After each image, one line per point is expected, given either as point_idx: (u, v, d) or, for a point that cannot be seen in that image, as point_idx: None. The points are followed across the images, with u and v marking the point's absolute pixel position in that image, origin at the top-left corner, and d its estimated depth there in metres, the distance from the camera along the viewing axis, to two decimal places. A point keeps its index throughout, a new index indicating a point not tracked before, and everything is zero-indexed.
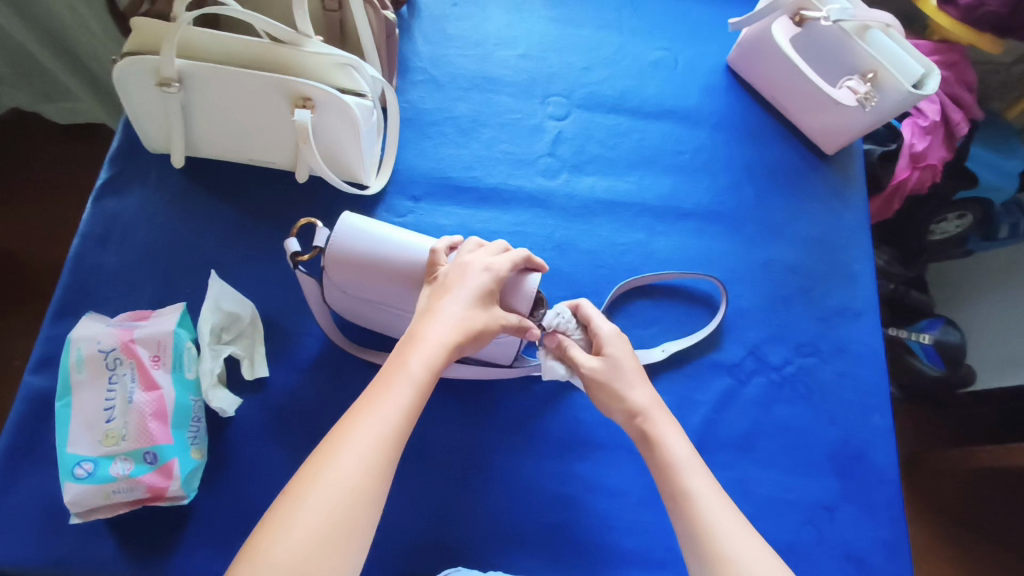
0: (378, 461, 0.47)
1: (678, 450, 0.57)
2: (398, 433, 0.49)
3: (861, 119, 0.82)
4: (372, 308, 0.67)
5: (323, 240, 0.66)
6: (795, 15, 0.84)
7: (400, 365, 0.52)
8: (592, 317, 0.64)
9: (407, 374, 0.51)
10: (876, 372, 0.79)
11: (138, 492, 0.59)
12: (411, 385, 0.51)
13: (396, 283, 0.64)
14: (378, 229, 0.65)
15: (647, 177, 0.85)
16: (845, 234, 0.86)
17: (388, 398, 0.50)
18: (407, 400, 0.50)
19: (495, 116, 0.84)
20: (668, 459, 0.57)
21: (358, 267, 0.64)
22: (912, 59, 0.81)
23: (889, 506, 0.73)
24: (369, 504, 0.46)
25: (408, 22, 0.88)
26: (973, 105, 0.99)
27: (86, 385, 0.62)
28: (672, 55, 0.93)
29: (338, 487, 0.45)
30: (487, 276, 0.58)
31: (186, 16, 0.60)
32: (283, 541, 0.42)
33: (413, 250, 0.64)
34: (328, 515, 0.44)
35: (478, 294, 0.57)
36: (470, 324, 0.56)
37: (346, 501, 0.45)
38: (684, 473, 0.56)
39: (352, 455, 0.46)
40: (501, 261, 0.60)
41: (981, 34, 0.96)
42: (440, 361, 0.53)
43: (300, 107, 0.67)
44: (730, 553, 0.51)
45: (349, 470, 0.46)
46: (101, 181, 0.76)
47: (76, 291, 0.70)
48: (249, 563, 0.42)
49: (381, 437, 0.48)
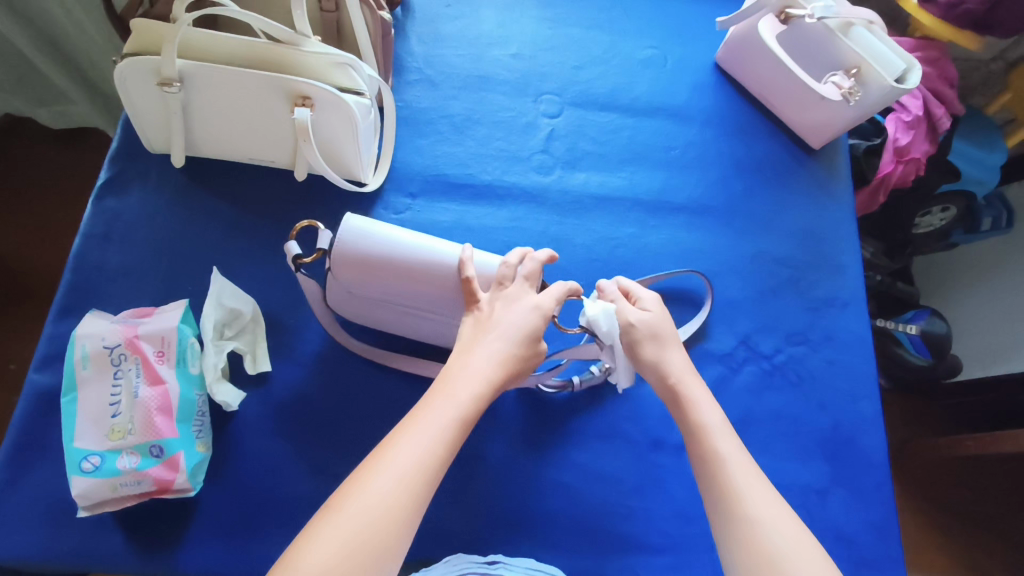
0: (415, 486, 0.47)
1: (711, 418, 0.57)
2: (439, 463, 0.49)
3: (846, 113, 0.85)
4: (380, 305, 0.69)
5: (328, 241, 0.67)
6: (780, 13, 0.86)
7: (446, 396, 0.52)
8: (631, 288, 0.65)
9: (453, 405, 0.51)
10: (863, 360, 0.82)
11: (145, 485, 0.60)
12: (456, 415, 0.51)
13: (399, 280, 0.65)
14: (383, 230, 0.66)
15: (638, 173, 0.87)
16: (832, 226, 0.88)
17: (429, 424, 0.50)
18: (447, 431, 0.50)
19: (489, 115, 0.86)
20: (701, 426, 0.56)
21: (365, 267, 0.65)
22: (893, 54, 0.83)
23: (878, 490, 0.75)
24: (407, 528, 0.45)
25: (402, 23, 0.89)
26: (955, 101, 1.02)
27: (92, 381, 0.63)
28: (661, 53, 0.95)
29: (380, 509, 0.45)
30: (535, 313, 0.58)
31: (186, 17, 0.61)
32: (321, 553, 0.43)
33: (420, 251, 0.65)
34: (366, 536, 0.44)
35: (525, 329, 0.57)
36: (514, 358, 0.56)
37: (386, 524, 0.45)
38: (717, 440, 0.55)
39: (393, 478, 0.46)
40: (547, 298, 0.60)
41: (962, 31, 0.98)
42: (484, 397, 0.53)
43: (299, 105, 0.68)
44: (754, 518, 0.51)
45: (388, 492, 0.46)
46: (102, 180, 0.77)
47: (78, 289, 0.71)
48: (287, 568, 0.43)
49: (421, 461, 0.48)
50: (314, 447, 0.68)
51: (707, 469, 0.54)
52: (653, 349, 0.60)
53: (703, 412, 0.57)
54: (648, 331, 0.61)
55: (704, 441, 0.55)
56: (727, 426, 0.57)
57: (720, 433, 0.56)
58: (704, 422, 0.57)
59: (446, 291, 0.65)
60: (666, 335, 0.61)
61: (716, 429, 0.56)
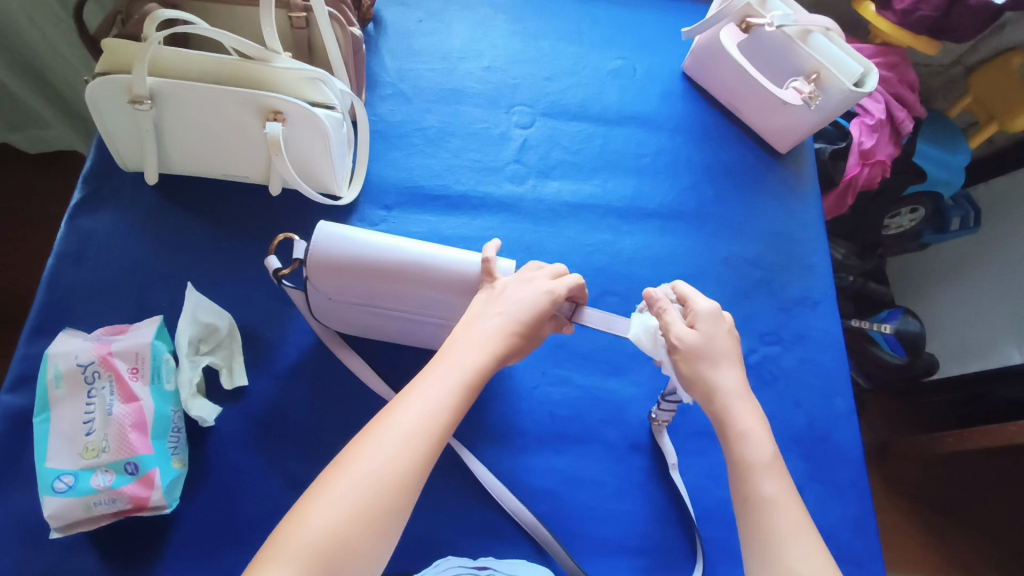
0: (421, 447, 0.47)
1: (760, 453, 0.51)
2: (444, 426, 0.49)
3: (809, 117, 0.87)
4: (360, 310, 0.68)
5: (302, 251, 0.67)
6: (741, 22, 0.88)
7: (451, 362, 0.52)
8: (691, 296, 0.59)
9: (458, 371, 0.52)
10: (835, 358, 0.83)
11: (120, 504, 0.59)
12: (462, 379, 0.51)
13: (378, 283, 0.65)
14: (359, 234, 0.66)
15: (611, 180, 0.88)
16: (801, 227, 0.90)
17: (436, 388, 0.50)
18: (453, 394, 0.51)
19: (463, 127, 0.87)
20: (747, 463, 0.51)
21: (343, 272, 0.65)
22: (851, 59, 0.85)
23: (855, 485, 0.76)
24: (409, 490, 0.46)
25: (374, 39, 0.91)
26: (916, 104, 1.05)
27: (65, 400, 0.62)
28: (630, 64, 0.97)
29: (382, 470, 0.45)
30: (544, 295, 0.59)
31: (156, 35, 0.62)
32: (319, 514, 0.43)
33: (399, 252, 0.65)
34: (368, 495, 0.44)
35: (532, 308, 0.58)
36: (517, 335, 0.56)
37: (388, 485, 0.45)
38: (762, 479, 0.51)
39: (397, 438, 0.47)
40: (562, 286, 0.60)
41: (919, 36, 1.02)
42: (486, 367, 0.53)
43: (271, 120, 0.69)
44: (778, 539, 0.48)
45: (395, 451, 0.46)
46: (75, 200, 0.76)
47: (51, 309, 0.71)
48: (290, 522, 0.43)
49: (427, 423, 0.48)
50: (292, 459, 0.68)
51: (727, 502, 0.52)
52: (698, 370, 0.55)
53: (751, 446, 0.52)
54: (689, 353, 0.55)
55: (749, 482, 0.51)
56: (779, 463, 0.52)
57: (770, 471, 0.51)
58: (749, 459, 0.51)
59: (427, 288, 0.65)
60: (714, 358, 0.55)
61: (766, 467, 0.51)
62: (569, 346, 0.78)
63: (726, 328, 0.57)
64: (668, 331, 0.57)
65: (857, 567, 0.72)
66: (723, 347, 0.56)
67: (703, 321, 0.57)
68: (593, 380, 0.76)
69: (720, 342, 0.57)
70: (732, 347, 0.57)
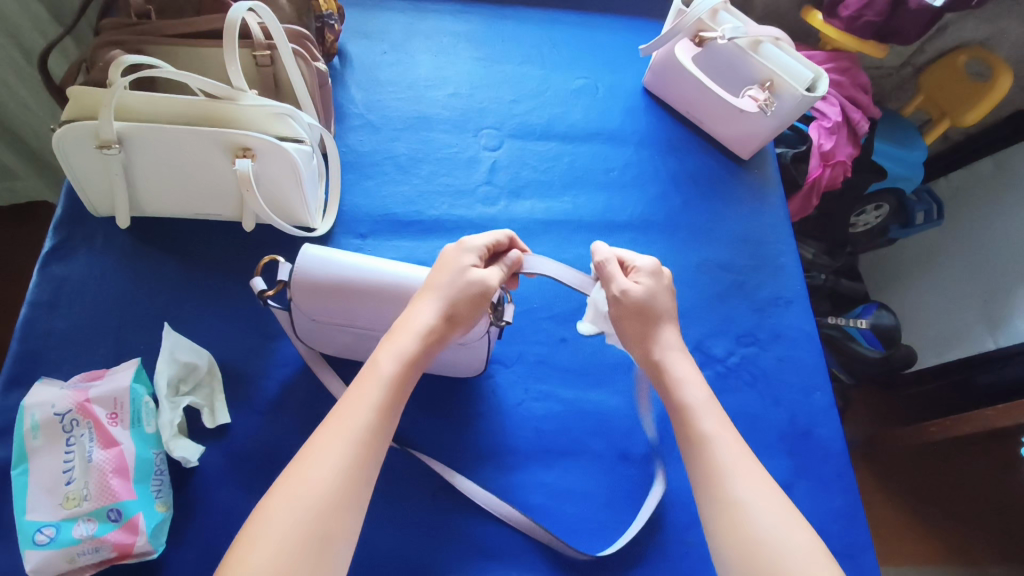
0: (349, 466, 0.50)
1: (693, 396, 0.59)
2: (369, 436, 0.52)
3: (765, 124, 0.90)
4: (345, 332, 0.69)
5: (288, 272, 0.66)
6: (694, 37, 0.93)
7: (374, 364, 0.55)
8: (625, 255, 0.67)
9: (380, 370, 0.55)
10: (811, 354, 0.85)
11: (104, 552, 0.58)
12: (384, 378, 0.54)
13: (362, 303, 0.66)
14: (343, 256, 0.67)
15: (582, 195, 0.90)
16: (768, 229, 0.93)
17: (360, 399, 0.53)
18: (375, 399, 0.53)
19: (433, 153, 0.89)
20: (684, 406, 0.59)
21: (326, 292, 0.66)
22: (802, 65, 0.89)
23: (841, 478, 0.77)
24: (343, 514, 0.48)
25: (340, 72, 0.92)
26: (870, 105, 1.09)
27: (43, 450, 0.61)
28: (592, 82, 1.00)
29: (311, 497, 0.48)
30: (462, 253, 0.62)
31: (121, 81, 0.63)
32: (258, 553, 0.45)
33: (380, 272, 0.66)
34: (299, 529, 0.46)
35: (455, 274, 0.60)
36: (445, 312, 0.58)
37: (318, 512, 0.47)
38: (700, 420, 0.58)
39: (320, 466, 0.49)
40: (479, 245, 0.63)
41: (864, 40, 1.06)
42: (411, 353, 0.56)
43: (241, 156, 0.70)
44: (738, 502, 0.53)
45: (324, 479, 0.49)
46: (46, 248, 0.76)
47: (26, 360, 0.70)
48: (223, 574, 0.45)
49: (351, 443, 0.51)
50: None
51: (695, 458, 0.56)
52: (641, 324, 0.62)
53: (685, 391, 0.60)
54: (632, 301, 0.62)
55: (688, 422, 0.58)
56: (709, 402, 0.59)
57: (703, 411, 0.58)
58: (686, 402, 0.59)
59: (409, 307, 0.66)
60: (656, 311, 0.63)
61: (700, 407, 0.59)
62: (550, 360, 0.78)
63: (664, 281, 0.65)
64: (621, 287, 0.63)
65: (850, 561, 0.73)
66: (664, 302, 0.64)
67: (644, 275, 0.64)
68: (577, 393, 0.77)
69: (659, 295, 0.64)
70: (668, 303, 0.64)
